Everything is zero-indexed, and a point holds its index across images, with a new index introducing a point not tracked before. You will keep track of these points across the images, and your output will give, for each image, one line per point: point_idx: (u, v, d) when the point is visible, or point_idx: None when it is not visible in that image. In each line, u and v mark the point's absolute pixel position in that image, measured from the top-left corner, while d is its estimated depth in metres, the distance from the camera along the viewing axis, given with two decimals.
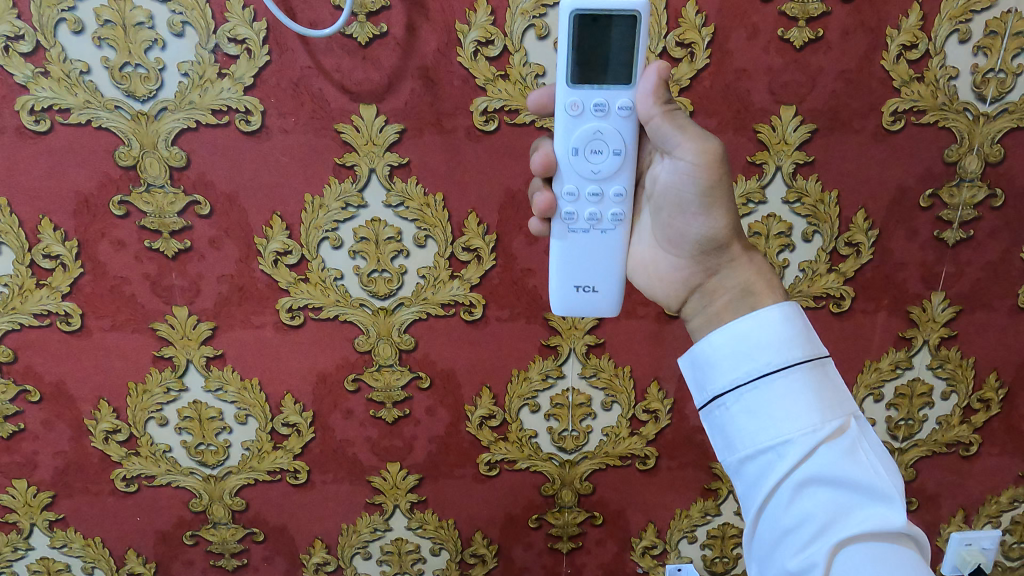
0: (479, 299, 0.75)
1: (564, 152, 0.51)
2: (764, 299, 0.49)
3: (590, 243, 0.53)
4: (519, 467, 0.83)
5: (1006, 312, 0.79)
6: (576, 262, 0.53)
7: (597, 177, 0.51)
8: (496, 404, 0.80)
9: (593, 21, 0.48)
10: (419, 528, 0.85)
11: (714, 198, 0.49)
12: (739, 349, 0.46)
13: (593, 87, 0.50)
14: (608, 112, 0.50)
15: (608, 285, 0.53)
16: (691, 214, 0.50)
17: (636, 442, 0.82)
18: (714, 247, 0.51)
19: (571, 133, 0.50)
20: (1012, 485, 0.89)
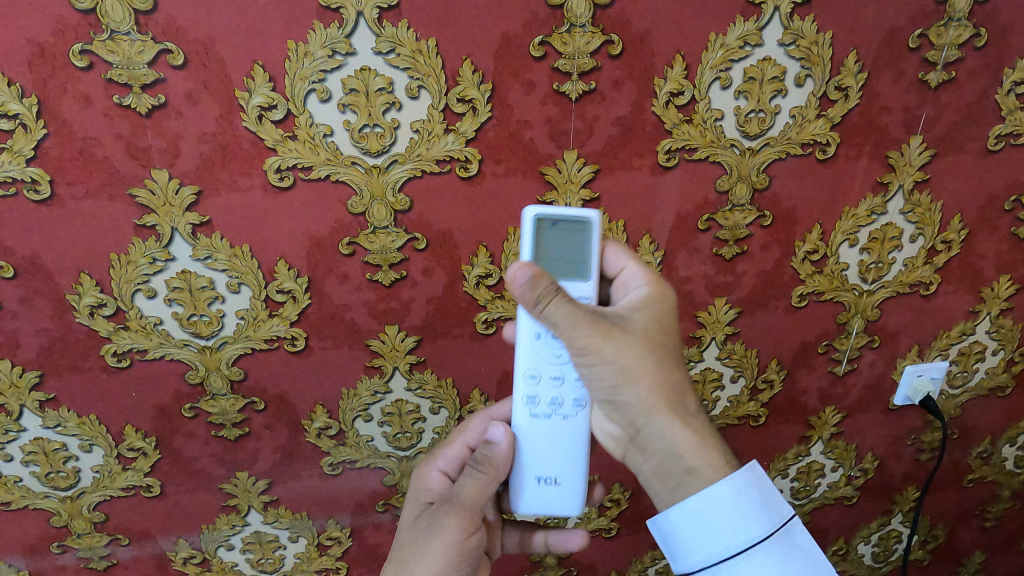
0: (475, 154, 0.73)
1: (530, 334, 0.59)
2: (634, 396, 0.56)
3: (548, 426, 0.60)
4: None
5: (975, 155, 0.83)
6: (540, 456, 0.60)
7: (557, 360, 0.59)
8: (492, 263, 0.80)
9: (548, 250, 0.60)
10: (418, 388, 0.87)
11: (636, 364, 0.55)
12: (683, 507, 0.55)
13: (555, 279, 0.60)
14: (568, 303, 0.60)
15: (568, 482, 0.60)
16: (601, 396, 0.58)
17: None
18: (630, 419, 0.57)
19: (544, 354, 0.59)
20: (962, 320, 0.97)
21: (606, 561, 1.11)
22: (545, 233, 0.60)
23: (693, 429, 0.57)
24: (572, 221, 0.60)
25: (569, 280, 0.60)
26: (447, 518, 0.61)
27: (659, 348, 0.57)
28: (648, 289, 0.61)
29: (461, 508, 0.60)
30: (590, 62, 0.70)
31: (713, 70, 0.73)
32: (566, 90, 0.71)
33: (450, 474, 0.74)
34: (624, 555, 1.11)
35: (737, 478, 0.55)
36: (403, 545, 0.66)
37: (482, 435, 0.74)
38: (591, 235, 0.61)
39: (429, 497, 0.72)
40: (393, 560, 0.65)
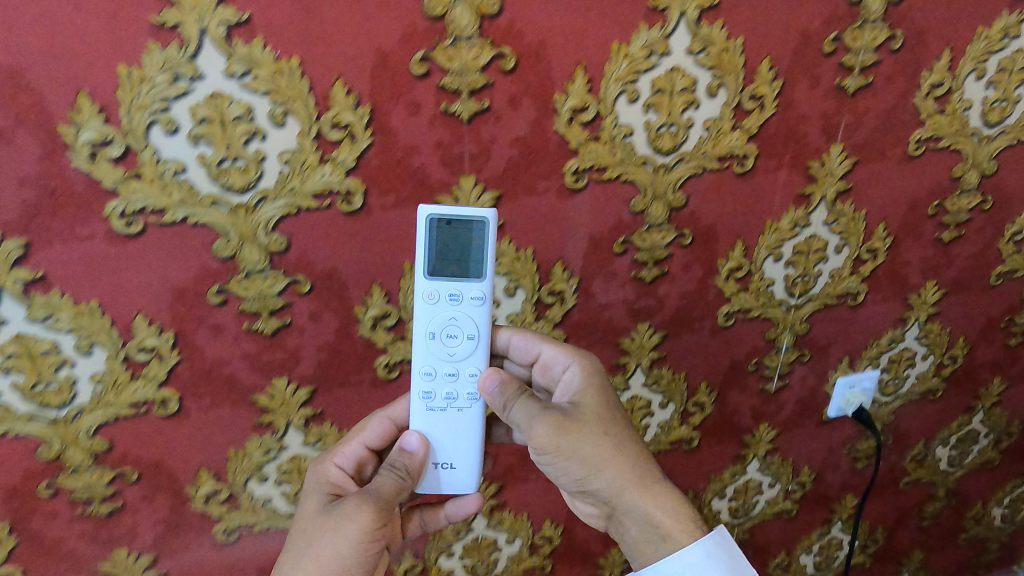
0: (357, 186, 0.65)
1: (423, 334, 0.61)
2: (603, 474, 0.60)
3: (445, 417, 0.63)
4: None
5: (896, 161, 0.79)
6: (436, 438, 0.63)
7: (452, 357, 0.62)
8: (390, 302, 0.72)
9: (451, 245, 0.60)
10: (318, 442, 0.78)
11: (604, 456, 0.60)
12: (656, 568, 0.61)
13: (446, 278, 0.61)
14: (461, 300, 0.61)
15: (462, 463, 0.64)
16: (570, 480, 0.62)
17: (543, 326, 0.78)
18: (603, 499, 0.62)
19: (431, 321, 0.61)
20: (891, 328, 0.94)
21: None
22: (439, 233, 0.60)
23: (660, 496, 0.62)
24: (469, 220, 0.59)
25: (465, 278, 0.61)
26: (353, 508, 0.57)
27: (613, 432, 0.62)
28: (580, 373, 0.66)
29: (373, 499, 0.58)
30: (481, 78, 0.62)
31: (618, 82, 0.66)
32: (456, 109, 0.63)
33: (349, 467, 0.67)
34: None
35: (704, 541, 0.61)
36: (300, 533, 0.60)
37: (385, 428, 0.68)
38: (485, 234, 0.60)
39: (331, 489, 0.64)
40: (287, 556, 0.59)
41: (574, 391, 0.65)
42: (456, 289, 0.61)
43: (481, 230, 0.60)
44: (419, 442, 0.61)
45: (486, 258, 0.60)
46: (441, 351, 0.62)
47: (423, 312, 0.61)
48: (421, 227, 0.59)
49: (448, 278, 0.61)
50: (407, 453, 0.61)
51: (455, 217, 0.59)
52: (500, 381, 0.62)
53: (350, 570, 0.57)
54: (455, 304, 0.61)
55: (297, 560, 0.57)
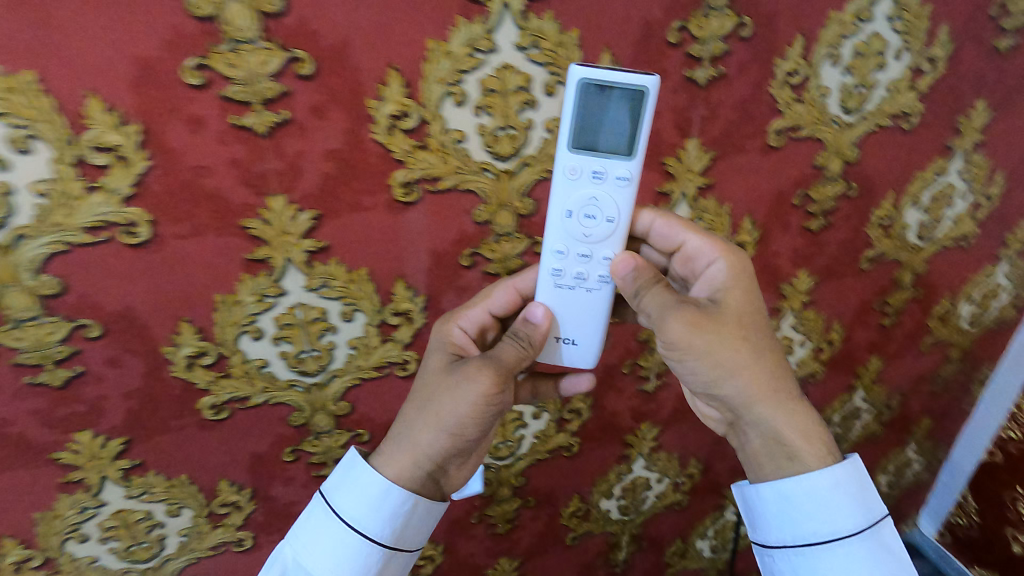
0: (140, 215, 0.55)
1: (558, 214, 0.58)
2: (759, 405, 0.56)
3: (574, 296, 0.62)
4: (255, 403, 0.69)
5: (758, 153, 0.76)
6: (568, 316, 0.62)
7: (587, 239, 0.59)
8: (204, 339, 0.63)
9: (597, 93, 0.54)
10: (144, 493, 0.70)
11: (712, 349, 0.55)
12: (774, 485, 0.56)
13: (590, 154, 0.56)
14: (604, 178, 0.57)
15: (588, 340, 0.63)
16: (690, 377, 0.58)
17: (391, 349, 0.72)
18: (732, 405, 0.58)
19: (569, 197, 0.58)
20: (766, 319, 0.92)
21: None
22: (587, 101, 0.54)
23: (800, 413, 0.57)
24: (619, 91, 0.54)
25: (611, 156, 0.56)
26: (470, 371, 0.56)
27: (757, 343, 0.56)
28: (727, 271, 0.59)
29: (494, 364, 0.57)
30: (275, 86, 0.54)
31: (441, 83, 0.59)
32: (248, 123, 0.55)
33: (473, 329, 0.66)
34: None
35: (835, 469, 0.54)
36: (424, 388, 0.59)
37: (512, 298, 0.66)
38: (643, 105, 0.54)
39: (453, 349, 0.62)
40: (413, 404, 0.59)
41: (721, 286, 0.59)
42: (599, 166, 0.57)
43: (636, 104, 0.54)
44: (544, 314, 0.61)
45: (639, 131, 0.55)
46: (577, 231, 0.59)
47: (562, 187, 0.57)
48: (570, 91, 0.53)
49: (589, 152, 0.56)
50: (536, 321, 0.60)
51: (611, 82, 0.53)
52: (630, 267, 0.59)
53: (468, 434, 0.57)
54: (596, 183, 0.57)
55: (423, 411, 0.58)
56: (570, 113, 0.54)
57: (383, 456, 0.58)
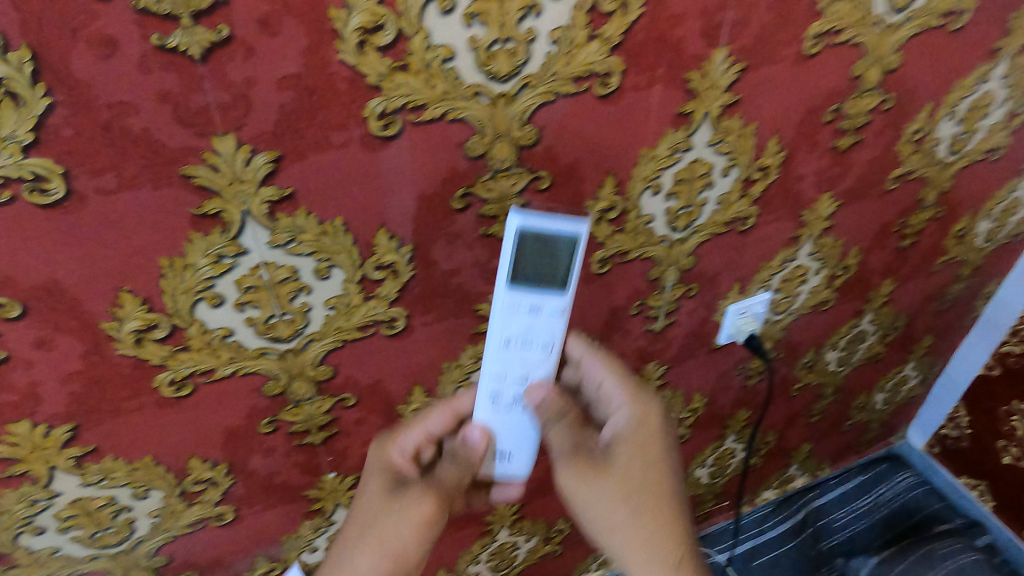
0: (50, 168, 0.44)
1: (496, 342, 0.53)
2: (614, 540, 0.64)
3: (512, 423, 0.58)
4: (223, 375, 0.60)
5: (791, 63, 0.65)
6: (506, 435, 0.58)
7: (525, 367, 0.54)
8: (153, 310, 0.53)
9: (543, 250, 0.48)
10: (104, 480, 0.62)
11: (597, 508, 0.64)
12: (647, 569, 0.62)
13: (529, 291, 0.50)
14: (541, 315, 0.51)
15: (520, 457, 0.61)
16: (576, 505, 0.66)
17: (375, 306, 0.62)
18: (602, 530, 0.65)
19: (507, 328, 0.52)
20: (783, 248, 0.85)
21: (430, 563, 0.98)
22: (531, 250, 0.48)
23: (654, 547, 0.62)
24: (555, 238, 0.48)
25: (546, 292, 0.50)
26: (417, 494, 0.62)
27: (643, 515, 0.62)
28: (629, 425, 0.65)
29: (431, 490, 0.62)
30: None
31: None
32: (176, 44, 0.42)
33: (409, 448, 0.64)
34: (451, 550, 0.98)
35: None
36: (360, 517, 0.63)
37: (448, 419, 0.64)
38: (576, 253, 0.48)
39: (393, 473, 0.63)
40: (352, 528, 0.63)
41: (622, 435, 0.65)
42: (538, 300, 0.50)
43: (570, 252, 0.48)
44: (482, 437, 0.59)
45: (572, 271, 0.49)
46: (513, 361, 0.54)
47: (500, 319, 0.51)
48: (506, 241, 0.47)
49: (534, 286, 0.50)
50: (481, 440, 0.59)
51: (549, 233, 0.47)
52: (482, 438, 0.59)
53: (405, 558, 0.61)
54: (533, 316, 0.51)
55: (359, 539, 0.62)
56: (509, 255, 0.48)
57: (330, 565, 0.63)
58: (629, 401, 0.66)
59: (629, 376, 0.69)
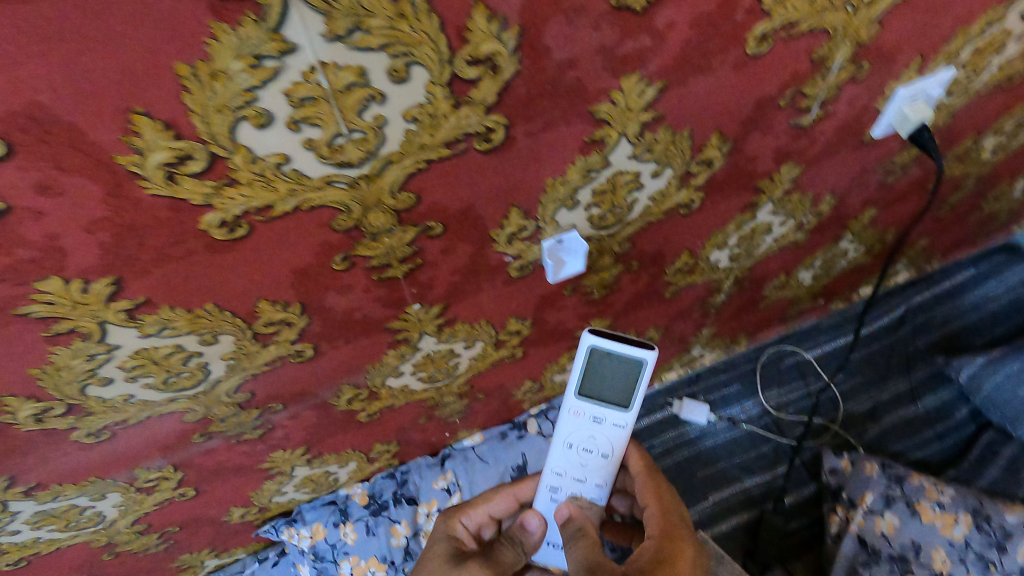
0: None
1: (561, 442, 0.68)
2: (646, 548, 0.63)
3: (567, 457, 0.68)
4: (283, 211, 0.47)
5: None
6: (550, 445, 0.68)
7: (584, 469, 0.69)
8: (181, 136, 0.39)
9: (607, 365, 0.64)
10: (165, 330, 0.53)
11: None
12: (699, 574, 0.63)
13: (594, 402, 0.66)
14: (603, 423, 0.67)
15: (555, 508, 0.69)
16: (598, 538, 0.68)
17: (468, 114, 0.47)
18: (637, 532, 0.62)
19: (570, 433, 0.68)
20: (992, 7, 0.63)
21: (516, 376, 0.93)
22: (595, 362, 0.63)
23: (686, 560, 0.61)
24: (625, 359, 0.62)
25: (610, 406, 0.66)
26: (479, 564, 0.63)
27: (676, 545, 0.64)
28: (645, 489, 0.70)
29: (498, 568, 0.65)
30: None
31: None
32: None
33: (473, 527, 0.71)
34: (539, 364, 0.93)
35: None
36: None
37: (511, 504, 0.72)
38: (642, 371, 0.63)
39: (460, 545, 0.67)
40: None
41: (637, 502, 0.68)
42: (600, 413, 0.66)
43: (638, 369, 0.63)
44: (539, 527, 0.67)
45: (636, 385, 0.64)
46: (576, 459, 0.69)
47: (568, 423, 0.67)
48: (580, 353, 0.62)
49: (595, 401, 0.66)
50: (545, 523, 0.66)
51: (616, 350, 0.62)
52: (568, 517, 0.65)
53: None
54: (596, 425, 0.67)
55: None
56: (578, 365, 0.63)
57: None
58: (644, 472, 0.71)
59: (658, 459, 0.73)
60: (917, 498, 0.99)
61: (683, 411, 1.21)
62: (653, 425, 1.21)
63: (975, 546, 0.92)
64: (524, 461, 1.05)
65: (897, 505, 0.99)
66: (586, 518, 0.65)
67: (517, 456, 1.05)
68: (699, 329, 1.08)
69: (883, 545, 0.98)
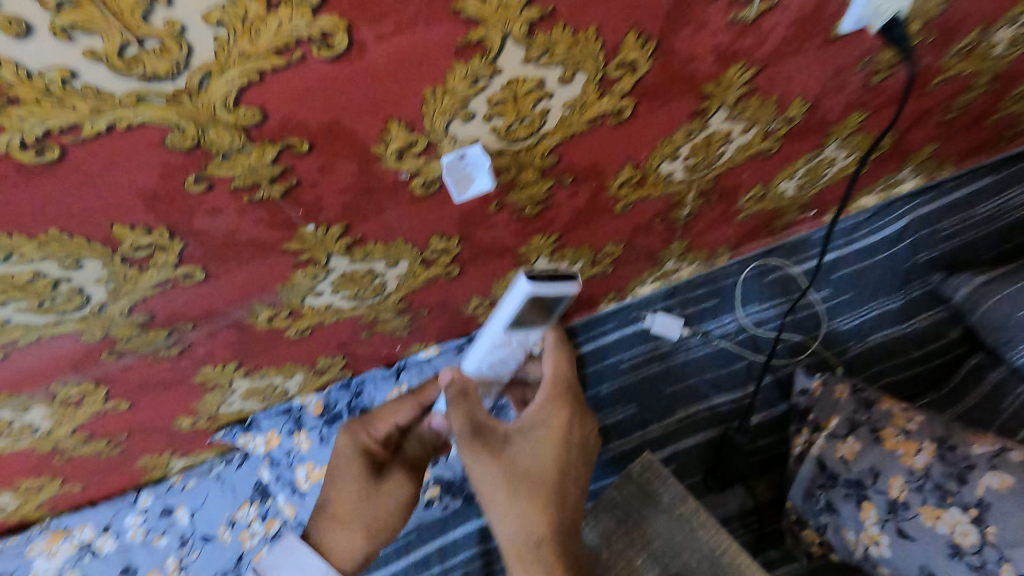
0: None
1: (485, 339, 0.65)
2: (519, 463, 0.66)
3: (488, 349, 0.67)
4: (96, 131, 0.42)
5: None
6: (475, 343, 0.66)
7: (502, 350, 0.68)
8: None
9: (535, 303, 0.57)
10: (12, 257, 0.50)
11: (488, 479, 0.64)
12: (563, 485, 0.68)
13: (521, 321, 0.61)
14: (525, 330, 0.63)
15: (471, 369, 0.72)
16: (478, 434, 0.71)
17: (290, 17, 0.40)
18: (502, 440, 0.66)
19: (493, 336, 0.64)
20: None
21: (460, 293, 0.89)
22: (527, 305, 0.57)
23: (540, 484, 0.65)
24: (553, 295, 0.55)
25: (535, 321, 0.62)
26: (399, 480, 0.78)
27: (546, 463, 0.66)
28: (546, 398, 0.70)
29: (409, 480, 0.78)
30: None
31: None
32: None
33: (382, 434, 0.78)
34: (484, 281, 0.89)
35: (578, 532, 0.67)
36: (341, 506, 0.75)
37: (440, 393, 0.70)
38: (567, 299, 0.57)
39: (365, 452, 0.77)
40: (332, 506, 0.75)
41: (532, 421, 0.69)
42: (524, 334, 0.64)
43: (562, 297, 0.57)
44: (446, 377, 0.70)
45: (560, 307, 0.59)
46: (494, 347, 0.66)
47: (490, 336, 0.64)
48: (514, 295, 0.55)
49: (520, 327, 0.62)
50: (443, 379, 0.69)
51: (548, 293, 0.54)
52: (449, 380, 0.68)
53: (391, 525, 0.77)
54: (519, 332, 0.63)
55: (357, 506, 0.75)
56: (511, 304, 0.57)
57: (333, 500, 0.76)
58: (551, 389, 0.71)
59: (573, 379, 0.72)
60: (883, 425, 0.95)
61: (655, 326, 1.16)
62: (624, 339, 1.17)
63: (936, 476, 0.87)
64: None
65: (861, 430, 0.96)
66: (466, 381, 0.68)
67: None
68: (668, 243, 1.02)
69: (842, 470, 0.95)
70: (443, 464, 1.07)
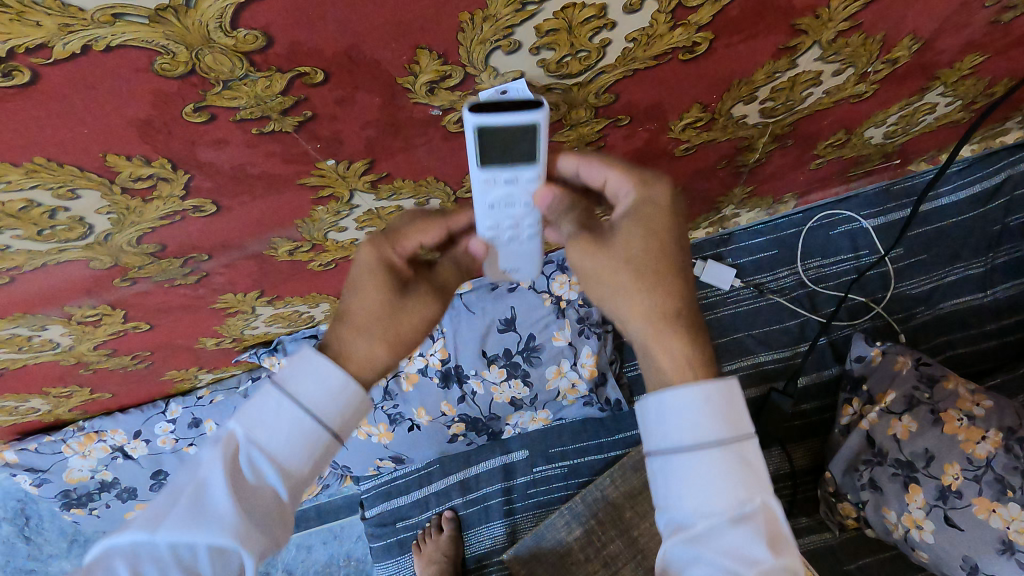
0: None
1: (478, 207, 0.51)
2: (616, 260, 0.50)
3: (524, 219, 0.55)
4: (68, 53, 0.36)
5: None
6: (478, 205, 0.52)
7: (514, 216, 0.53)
8: None
9: (493, 134, 0.43)
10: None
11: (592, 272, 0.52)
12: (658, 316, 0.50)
13: (500, 166, 0.47)
14: (517, 181, 0.49)
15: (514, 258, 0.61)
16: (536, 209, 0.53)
17: None
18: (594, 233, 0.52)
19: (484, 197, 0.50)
20: None
21: None
22: (486, 141, 0.44)
23: (649, 295, 0.50)
24: (514, 128, 0.43)
25: (517, 165, 0.47)
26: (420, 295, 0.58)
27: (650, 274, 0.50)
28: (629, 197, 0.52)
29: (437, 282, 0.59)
30: None
31: None
32: None
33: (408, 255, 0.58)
34: None
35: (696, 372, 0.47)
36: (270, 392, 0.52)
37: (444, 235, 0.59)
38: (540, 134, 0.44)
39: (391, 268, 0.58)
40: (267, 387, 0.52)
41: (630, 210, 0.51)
42: (511, 174, 0.48)
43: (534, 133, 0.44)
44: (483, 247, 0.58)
45: (539, 143, 0.45)
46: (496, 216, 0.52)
47: (476, 190, 0.50)
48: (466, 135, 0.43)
49: (503, 165, 0.47)
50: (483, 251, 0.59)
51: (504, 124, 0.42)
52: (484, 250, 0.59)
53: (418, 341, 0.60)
54: (511, 187, 0.49)
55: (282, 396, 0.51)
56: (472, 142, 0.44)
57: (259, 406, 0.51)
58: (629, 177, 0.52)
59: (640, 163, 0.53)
60: (945, 406, 0.87)
61: (705, 274, 1.08)
62: None
63: (997, 468, 0.80)
64: (513, 315, 0.99)
65: (919, 409, 0.88)
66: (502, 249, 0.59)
67: (506, 309, 0.99)
68: (729, 189, 0.92)
69: (892, 448, 0.89)
70: (470, 403, 1.02)
